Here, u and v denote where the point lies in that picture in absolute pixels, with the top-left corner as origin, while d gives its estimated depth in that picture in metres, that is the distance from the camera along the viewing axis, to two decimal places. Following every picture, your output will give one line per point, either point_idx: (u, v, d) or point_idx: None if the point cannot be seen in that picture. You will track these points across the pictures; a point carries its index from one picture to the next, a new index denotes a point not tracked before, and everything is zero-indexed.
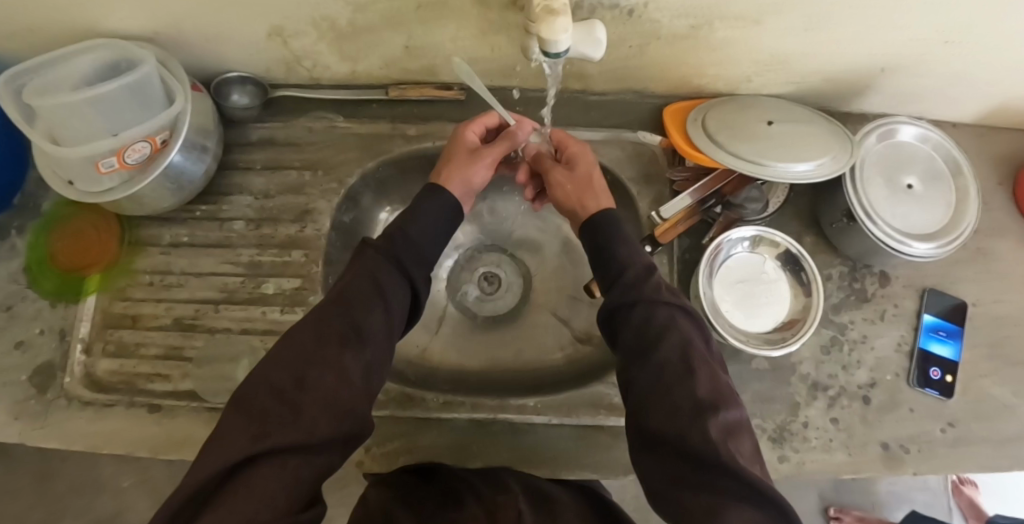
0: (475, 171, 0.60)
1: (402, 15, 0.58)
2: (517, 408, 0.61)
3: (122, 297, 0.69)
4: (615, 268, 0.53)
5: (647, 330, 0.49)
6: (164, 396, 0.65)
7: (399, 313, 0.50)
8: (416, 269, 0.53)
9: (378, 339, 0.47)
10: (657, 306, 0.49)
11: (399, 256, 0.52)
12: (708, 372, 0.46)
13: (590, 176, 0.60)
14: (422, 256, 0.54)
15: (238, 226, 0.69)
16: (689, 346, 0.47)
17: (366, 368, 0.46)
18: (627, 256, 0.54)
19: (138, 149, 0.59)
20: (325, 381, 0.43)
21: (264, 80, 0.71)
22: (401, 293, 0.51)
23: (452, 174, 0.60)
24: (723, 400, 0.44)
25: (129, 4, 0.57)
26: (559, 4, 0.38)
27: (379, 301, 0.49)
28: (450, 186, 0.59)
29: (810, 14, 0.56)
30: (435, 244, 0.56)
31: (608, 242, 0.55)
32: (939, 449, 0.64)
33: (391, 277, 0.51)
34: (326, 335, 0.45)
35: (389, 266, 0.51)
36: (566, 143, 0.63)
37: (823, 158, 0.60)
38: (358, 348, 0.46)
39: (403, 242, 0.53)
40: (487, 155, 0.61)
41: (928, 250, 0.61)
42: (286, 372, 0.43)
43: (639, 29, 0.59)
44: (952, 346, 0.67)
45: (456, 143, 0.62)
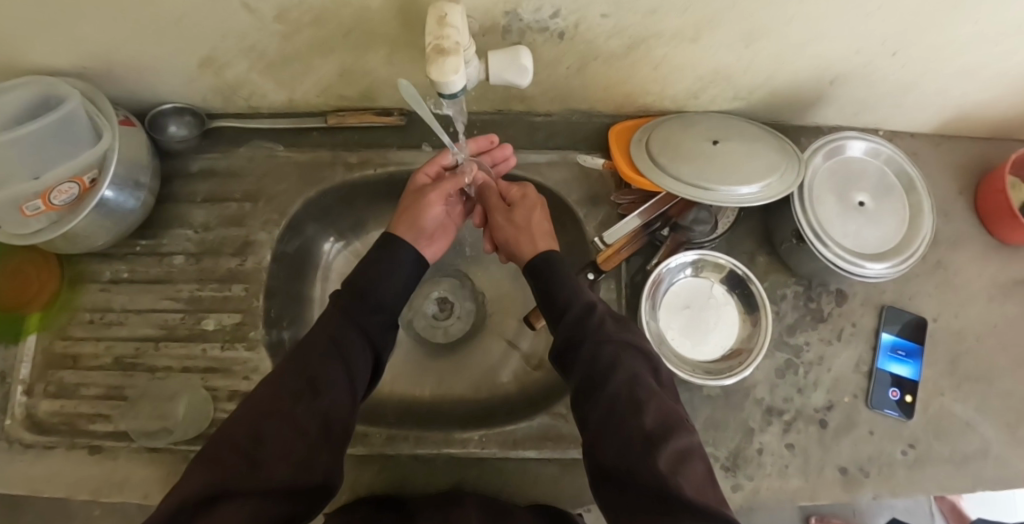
0: (425, 212, 0.59)
1: (329, 42, 0.57)
2: (461, 442, 0.60)
3: (63, 335, 0.66)
4: (559, 307, 0.53)
5: (595, 367, 0.48)
6: (104, 437, 0.62)
7: (360, 367, 0.51)
8: (377, 323, 0.54)
9: (337, 392, 0.49)
10: (603, 342, 0.49)
11: (357, 310, 0.53)
12: (657, 404, 0.45)
13: (530, 218, 0.59)
14: (380, 304, 0.55)
15: (179, 260, 0.68)
16: (637, 380, 0.47)
17: (323, 422, 0.47)
18: (568, 296, 0.53)
19: (66, 190, 0.57)
20: (282, 434, 0.45)
21: (201, 111, 0.71)
22: (361, 346, 0.52)
23: (403, 218, 0.59)
24: (673, 430, 0.44)
25: (50, 39, 0.56)
26: (450, 45, 0.40)
27: (337, 354, 0.50)
28: (401, 232, 0.59)
29: (745, 30, 0.54)
30: (394, 293, 0.56)
31: (549, 283, 0.54)
32: (899, 472, 0.62)
33: (347, 330, 0.52)
34: (283, 390, 0.47)
35: (347, 319, 0.53)
36: (518, 186, 0.62)
37: (769, 179, 0.58)
38: (315, 400, 0.47)
39: (359, 294, 0.54)
40: (433, 193, 0.59)
41: (881, 270, 0.59)
42: (242, 427, 0.45)
43: (574, 50, 0.58)
44: (912, 365, 0.66)
45: (410, 186, 0.61)
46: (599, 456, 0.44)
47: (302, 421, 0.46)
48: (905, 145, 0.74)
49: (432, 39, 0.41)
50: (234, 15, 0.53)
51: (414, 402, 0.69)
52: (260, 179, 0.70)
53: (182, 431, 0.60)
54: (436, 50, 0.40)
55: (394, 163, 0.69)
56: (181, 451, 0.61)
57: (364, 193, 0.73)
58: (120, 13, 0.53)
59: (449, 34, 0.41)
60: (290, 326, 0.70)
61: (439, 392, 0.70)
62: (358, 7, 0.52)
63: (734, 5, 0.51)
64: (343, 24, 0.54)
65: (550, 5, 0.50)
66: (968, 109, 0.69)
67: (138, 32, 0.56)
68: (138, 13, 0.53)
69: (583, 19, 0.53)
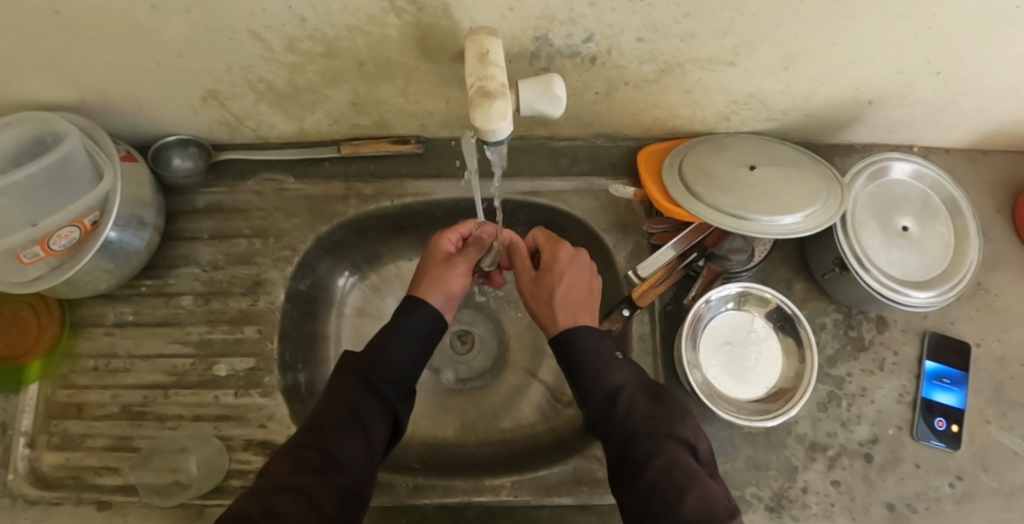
0: (451, 281, 0.59)
1: (342, 71, 0.54)
2: (492, 489, 0.56)
3: (66, 384, 0.62)
4: (596, 385, 0.50)
5: (631, 450, 0.46)
6: (113, 491, 0.58)
7: (379, 437, 0.49)
8: (394, 392, 0.51)
9: (354, 466, 0.46)
10: (638, 421, 0.47)
11: (374, 376, 0.51)
12: (698, 490, 0.42)
13: (556, 288, 0.57)
14: (395, 371, 0.52)
15: (186, 301, 0.64)
16: (676, 464, 0.44)
17: (340, 498, 0.44)
18: (605, 373, 0.50)
19: (66, 234, 0.53)
20: (297, 508, 0.40)
21: (207, 142, 0.67)
22: (380, 415, 0.49)
23: (430, 284, 0.59)
24: (718, 518, 0.40)
25: (45, 73, 0.52)
26: (496, 85, 0.40)
27: (357, 426, 0.48)
28: (428, 297, 0.58)
29: (785, 53, 0.51)
30: (412, 360, 0.53)
31: (578, 359, 0.52)
32: (947, 507, 0.58)
33: (364, 397, 0.49)
34: (301, 462, 0.44)
35: (363, 385, 0.50)
36: (551, 250, 0.60)
37: (811, 208, 0.55)
38: (334, 475, 0.44)
39: (378, 363, 0.51)
40: (462, 264, 0.60)
41: (927, 299, 0.57)
42: (254, 501, 0.40)
43: (604, 75, 0.55)
44: (957, 394, 0.62)
45: (431, 253, 0.60)
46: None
47: (317, 497, 0.42)
48: (940, 162, 0.72)
49: (475, 83, 0.41)
50: (243, 45, 0.50)
51: (437, 443, 0.66)
52: (270, 213, 0.67)
53: (197, 486, 0.56)
54: (482, 95, 0.40)
55: (411, 194, 0.67)
56: (195, 507, 0.56)
57: (379, 225, 0.70)
58: (122, 45, 0.49)
59: (494, 76, 0.41)
60: (306, 368, 0.67)
61: (463, 431, 0.67)
62: (377, 35, 0.48)
63: (776, 27, 0.48)
64: (359, 53, 0.51)
65: (582, 31, 0.47)
66: (1006, 125, 0.66)
67: (138, 65, 0.52)
68: (140, 44, 0.49)
69: (616, 44, 0.50)
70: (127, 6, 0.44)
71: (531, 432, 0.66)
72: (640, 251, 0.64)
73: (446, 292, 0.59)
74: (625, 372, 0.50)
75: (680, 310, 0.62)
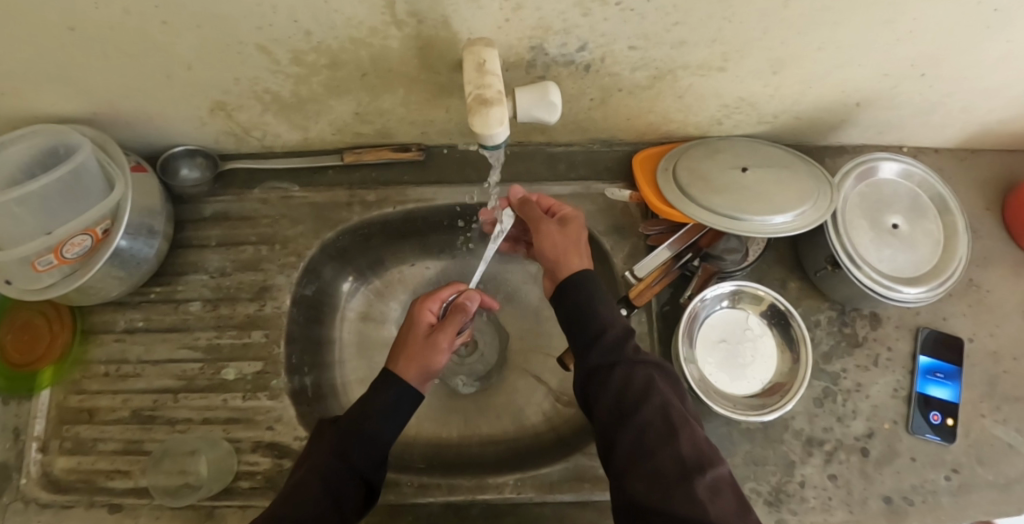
0: (434, 356, 0.57)
1: (346, 82, 0.55)
2: (495, 487, 0.57)
3: (77, 390, 0.64)
4: (597, 328, 0.51)
5: (626, 394, 0.47)
6: (125, 493, 0.59)
7: (348, 508, 0.49)
8: (367, 460, 0.51)
9: None
10: (635, 366, 0.49)
11: (348, 444, 0.51)
12: (689, 433, 0.45)
13: (580, 241, 0.57)
14: (371, 439, 0.51)
15: (195, 307, 0.66)
16: (669, 408, 0.46)
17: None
18: (607, 317, 0.52)
19: (78, 242, 0.54)
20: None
21: (213, 153, 0.69)
22: (350, 488, 0.50)
23: (409, 361, 0.56)
24: (707, 459, 0.44)
25: (60, 87, 0.54)
26: (493, 93, 0.43)
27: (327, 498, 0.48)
28: (406, 375, 0.55)
29: (774, 58, 0.53)
30: (388, 428, 0.53)
31: (586, 300, 0.53)
32: (944, 500, 0.59)
33: (334, 468, 0.50)
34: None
35: (335, 456, 0.50)
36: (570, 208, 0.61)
37: (802, 207, 0.56)
38: None
39: (352, 431, 0.51)
40: (442, 339, 0.58)
41: (918, 295, 0.58)
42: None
43: (598, 83, 0.56)
44: (951, 388, 0.64)
45: (414, 322, 0.59)
46: (629, 484, 0.43)
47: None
48: (930, 161, 0.73)
49: (474, 91, 0.43)
50: (250, 58, 0.51)
51: (441, 444, 0.68)
52: (276, 221, 0.69)
53: (207, 487, 0.57)
54: (480, 102, 0.42)
55: (413, 200, 0.68)
56: (205, 508, 0.57)
57: (382, 230, 0.71)
58: (133, 59, 0.51)
59: (491, 84, 0.43)
60: (313, 371, 0.68)
61: (466, 432, 0.69)
62: (378, 47, 0.50)
63: (764, 34, 0.49)
64: (362, 64, 0.53)
65: (576, 40, 0.49)
66: (993, 124, 0.68)
67: (149, 78, 0.54)
68: (151, 58, 0.51)
69: (609, 52, 0.51)
70: (140, 21, 0.46)
71: (533, 433, 0.67)
72: (637, 253, 0.66)
73: (428, 368, 0.57)
74: (625, 317, 0.53)
75: (677, 310, 0.64)
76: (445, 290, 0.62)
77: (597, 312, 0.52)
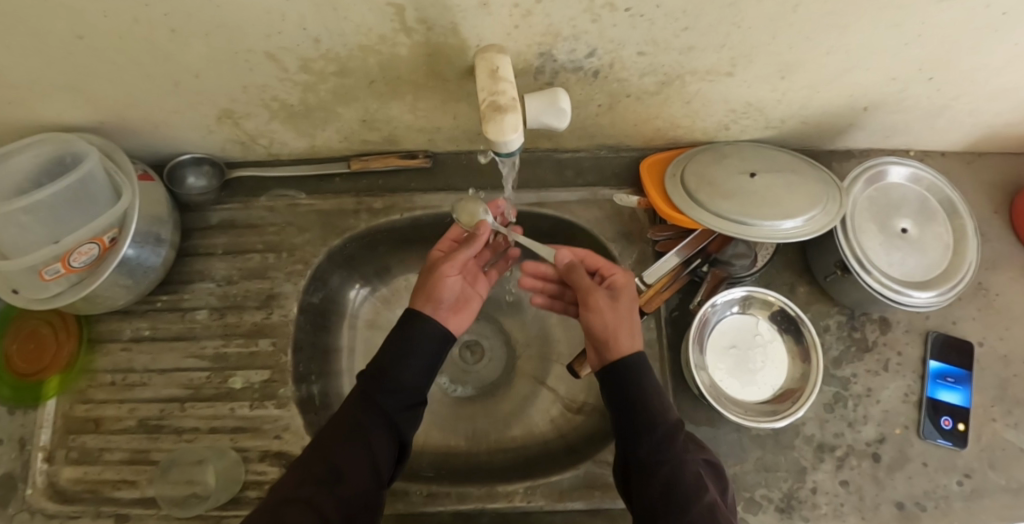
0: (442, 285, 0.56)
1: (353, 90, 0.56)
2: (505, 495, 0.57)
3: (84, 399, 0.64)
4: (646, 415, 0.47)
5: (678, 489, 0.44)
6: (131, 504, 0.59)
7: (384, 455, 0.49)
8: (398, 405, 0.51)
9: (361, 479, 0.47)
10: (687, 463, 0.46)
11: (381, 395, 0.50)
12: None
13: (632, 312, 0.53)
14: (402, 386, 0.51)
15: (201, 315, 0.66)
16: (717, 508, 0.44)
17: (346, 510, 0.45)
18: (657, 406, 0.48)
19: (86, 251, 0.54)
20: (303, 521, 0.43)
21: (220, 161, 0.69)
22: (388, 439, 0.49)
23: (419, 294, 0.57)
24: None
25: (68, 96, 0.54)
26: (507, 99, 0.43)
27: (361, 442, 0.48)
28: (417, 305, 0.56)
29: (781, 63, 0.53)
30: (422, 374, 0.52)
31: (640, 386, 0.49)
32: (956, 505, 0.58)
33: (371, 414, 0.49)
34: (309, 476, 0.46)
35: (366, 400, 0.50)
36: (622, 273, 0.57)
37: (812, 212, 0.56)
38: (337, 489, 0.45)
39: (387, 379, 0.51)
40: (449, 265, 0.57)
41: (928, 299, 0.58)
42: (262, 516, 0.43)
43: (606, 89, 0.56)
44: (962, 392, 0.63)
45: (427, 260, 0.60)
46: None
47: (324, 509, 0.44)
48: (937, 165, 0.73)
49: (488, 98, 0.43)
50: (258, 66, 0.51)
51: (449, 452, 0.67)
52: (282, 228, 0.69)
53: (214, 497, 0.57)
54: (494, 109, 0.42)
55: (420, 207, 0.68)
56: (213, 517, 0.57)
57: (389, 238, 0.71)
58: (143, 69, 0.51)
59: (505, 91, 0.43)
60: (320, 380, 0.68)
61: (474, 439, 0.68)
62: (387, 54, 0.50)
63: (772, 38, 0.49)
64: (370, 72, 0.53)
65: (585, 46, 0.49)
66: (999, 128, 0.68)
67: (156, 86, 0.54)
68: (159, 66, 0.51)
69: (618, 58, 0.51)
70: (149, 30, 0.46)
71: (542, 441, 0.67)
72: (645, 258, 0.66)
73: (438, 296, 0.56)
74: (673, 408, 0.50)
75: (686, 316, 0.64)
76: (457, 232, 0.63)
77: (648, 400, 0.48)
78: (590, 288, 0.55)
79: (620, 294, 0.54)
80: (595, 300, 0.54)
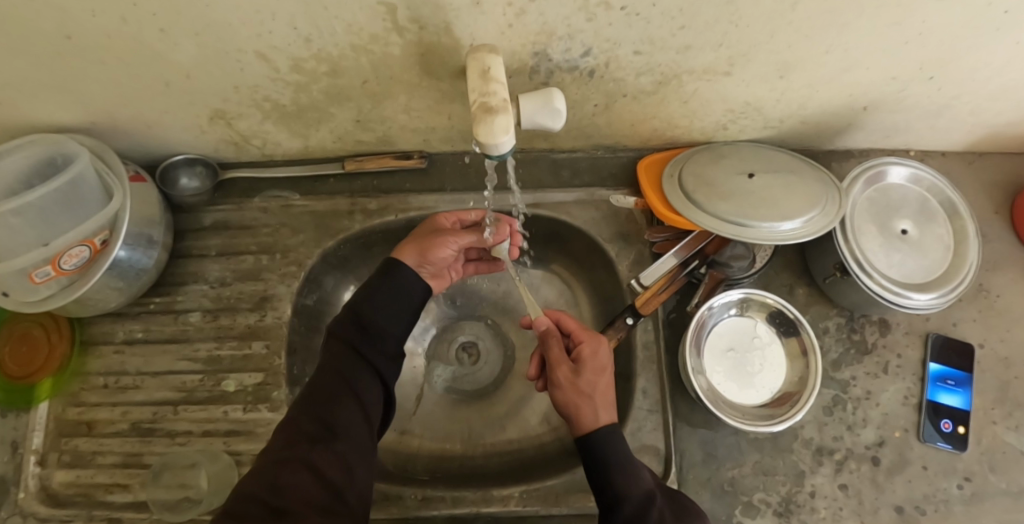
0: (435, 251, 0.57)
1: (346, 90, 0.55)
2: (501, 499, 0.56)
3: (77, 402, 0.63)
4: (611, 496, 0.45)
5: None
6: (124, 508, 0.58)
7: (373, 404, 0.50)
8: (381, 355, 0.52)
9: (353, 431, 0.47)
10: None
11: (362, 346, 0.51)
12: None
13: (598, 386, 0.50)
14: (385, 339, 0.53)
15: (194, 317, 0.65)
16: None
17: (344, 465, 0.45)
18: (624, 484, 0.45)
19: (77, 253, 0.53)
20: (301, 482, 0.42)
21: (213, 161, 0.68)
22: (374, 389, 0.50)
23: (410, 246, 0.58)
24: None
25: (57, 96, 0.54)
26: (498, 100, 0.42)
27: (348, 394, 0.48)
28: (402, 255, 0.57)
29: (779, 62, 0.52)
30: (401, 321, 0.54)
31: (603, 464, 0.46)
32: (956, 509, 0.58)
33: (352, 363, 0.50)
34: (297, 433, 0.45)
35: (350, 352, 0.51)
36: (593, 342, 0.53)
37: (810, 213, 0.56)
38: (330, 443, 0.45)
39: (370, 330, 0.52)
40: (450, 239, 0.57)
41: (929, 301, 0.57)
42: (261, 479, 0.42)
43: (602, 88, 0.56)
44: (962, 395, 0.63)
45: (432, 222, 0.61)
46: None
47: (320, 466, 0.43)
48: (937, 165, 0.73)
49: (478, 99, 0.42)
50: (249, 66, 0.51)
51: (444, 456, 0.67)
52: (276, 230, 0.68)
53: (207, 501, 0.56)
54: (484, 110, 0.41)
55: (415, 208, 0.68)
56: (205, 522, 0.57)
57: (383, 239, 0.71)
58: (134, 69, 0.51)
59: (495, 92, 0.42)
60: None
61: (470, 442, 0.68)
62: (379, 54, 0.49)
63: (769, 38, 0.49)
64: (363, 71, 0.52)
65: (580, 45, 0.49)
66: (1000, 128, 0.67)
67: (147, 86, 0.53)
68: (148, 66, 0.50)
69: (613, 58, 0.51)
70: (137, 30, 0.45)
71: (538, 443, 0.67)
72: (642, 260, 0.65)
73: (426, 258, 0.57)
74: (647, 481, 0.46)
75: (682, 318, 0.64)
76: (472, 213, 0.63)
77: (613, 478, 0.45)
78: (557, 359, 0.53)
79: (583, 365, 0.52)
80: (557, 375, 0.52)
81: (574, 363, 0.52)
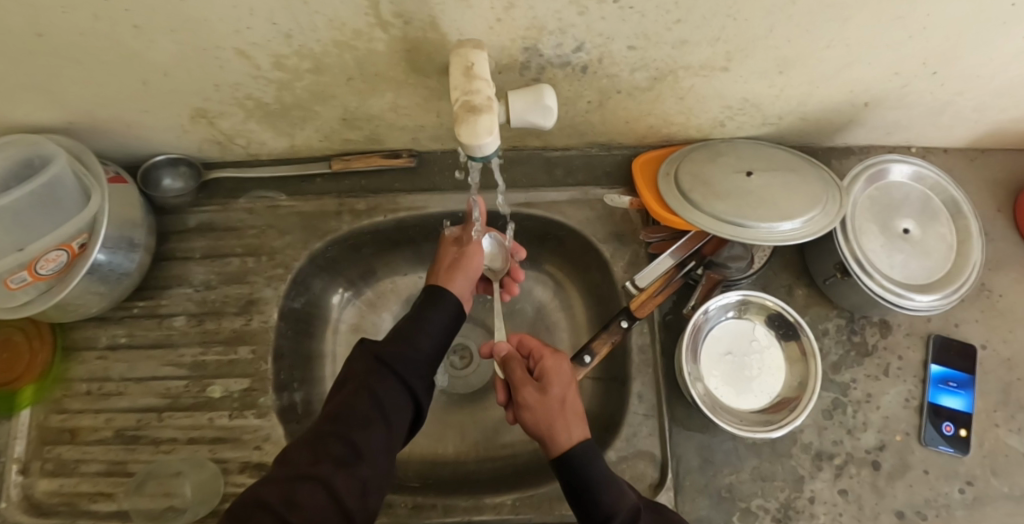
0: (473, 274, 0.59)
1: (330, 88, 0.53)
2: (493, 508, 0.55)
3: (59, 409, 0.61)
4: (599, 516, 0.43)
5: None
6: (108, 518, 0.57)
7: (399, 428, 0.48)
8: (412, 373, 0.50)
9: (377, 456, 0.45)
10: None
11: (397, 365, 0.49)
12: None
13: (565, 400, 0.50)
14: (418, 357, 0.51)
15: (179, 322, 0.64)
16: None
17: (363, 490, 0.44)
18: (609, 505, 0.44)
19: (54, 258, 0.52)
20: (318, 501, 0.41)
21: (197, 160, 0.67)
22: (402, 410, 0.48)
23: (451, 273, 0.58)
24: None
25: (32, 96, 0.52)
26: (481, 99, 0.40)
27: (378, 417, 0.47)
28: (453, 281, 0.57)
29: (779, 57, 0.50)
30: (432, 340, 0.52)
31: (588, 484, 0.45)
32: (958, 513, 0.57)
33: (383, 382, 0.48)
34: (323, 451, 0.44)
35: (386, 371, 0.49)
36: (555, 359, 0.53)
37: (810, 212, 0.54)
38: (353, 467, 0.44)
39: (403, 348, 0.50)
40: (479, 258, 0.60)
41: (932, 303, 0.56)
42: (274, 491, 0.41)
43: (595, 85, 0.54)
44: (964, 397, 0.61)
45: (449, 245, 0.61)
46: None
47: (339, 489, 0.42)
48: (938, 161, 0.71)
49: (462, 98, 0.40)
50: (229, 63, 0.49)
51: (437, 461, 0.65)
52: (262, 231, 0.66)
53: (192, 511, 0.55)
54: (468, 111, 0.39)
55: (405, 208, 0.66)
56: None
57: (373, 240, 0.69)
58: (110, 68, 0.49)
59: (480, 90, 0.40)
60: (303, 387, 0.66)
61: (463, 447, 0.67)
62: (363, 50, 0.48)
63: (769, 31, 0.47)
64: (347, 68, 0.50)
65: (572, 40, 0.47)
66: (1004, 124, 0.65)
67: (124, 85, 0.51)
68: (123, 64, 0.48)
69: (607, 53, 0.49)
70: (111, 27, 0.44)
71: (532, 448, 0.65)
72: (638, 261, 0.64)
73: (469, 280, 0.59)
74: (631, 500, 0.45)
75: (679, 319, 0.62)
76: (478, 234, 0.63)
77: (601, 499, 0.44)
78: (521, 380, 0.52)
79: (549, 381, 0.51)
80: (524, 396, 0.51)
81: (539, 382, 0.51)
